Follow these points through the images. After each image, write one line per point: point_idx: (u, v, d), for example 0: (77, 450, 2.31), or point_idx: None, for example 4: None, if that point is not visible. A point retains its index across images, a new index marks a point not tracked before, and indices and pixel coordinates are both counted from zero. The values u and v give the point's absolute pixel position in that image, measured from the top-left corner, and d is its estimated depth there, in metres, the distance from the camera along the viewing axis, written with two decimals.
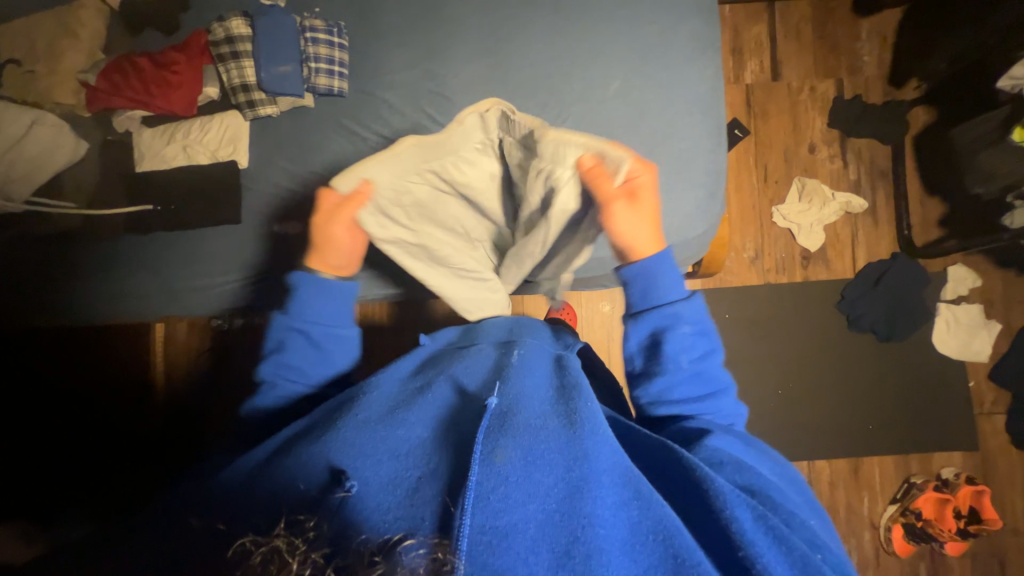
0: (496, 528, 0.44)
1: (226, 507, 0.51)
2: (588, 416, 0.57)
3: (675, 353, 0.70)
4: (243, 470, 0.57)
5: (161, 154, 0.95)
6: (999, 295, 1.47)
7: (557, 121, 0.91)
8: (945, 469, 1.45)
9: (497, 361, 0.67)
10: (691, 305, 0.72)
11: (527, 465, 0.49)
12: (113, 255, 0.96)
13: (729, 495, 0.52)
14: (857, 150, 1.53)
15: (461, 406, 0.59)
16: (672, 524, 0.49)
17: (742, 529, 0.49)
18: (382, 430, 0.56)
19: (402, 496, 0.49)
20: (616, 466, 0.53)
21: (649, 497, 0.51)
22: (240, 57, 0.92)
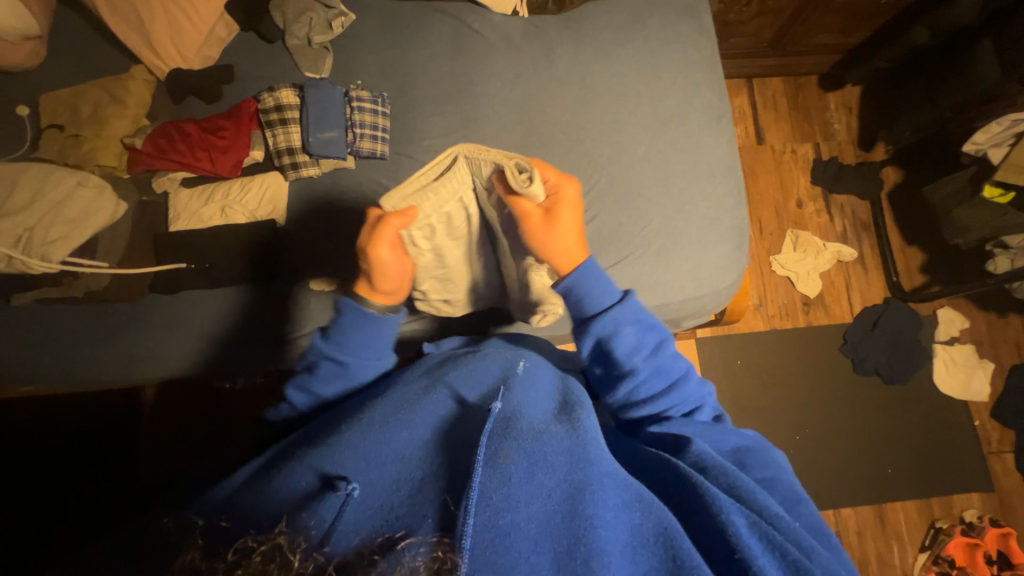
0: (500, 527, 0.43)
1: (220, 509, 0.47)
2: (589, 427, 0.57)
3: (624, 355, 0.68)
4: (238, 482, 0.54)
5: (197, 214, 0.96)
6: (987, 336, 1.57)
7: (590, 181, 0.97)
8: (966, 512, 1.45)
9: (503, 370, 0.65)
10: (625, 309, 0.68)
11: (530, 467, 0.48)
12: (139, 314, 0.94)
13: (724, 501, 0.49)
14: (840, 205, 1.67)
15: (464, 412, 0.58)
16: (668, 525, 0.47)
17: (739, 533, 0.46)
18: (383, 431, 0.54)
19: (404, 498, 0.47)
20: (615, 471, 0.52)
21: (650, 500, 0.50)
22: (288, 123, 0.97)
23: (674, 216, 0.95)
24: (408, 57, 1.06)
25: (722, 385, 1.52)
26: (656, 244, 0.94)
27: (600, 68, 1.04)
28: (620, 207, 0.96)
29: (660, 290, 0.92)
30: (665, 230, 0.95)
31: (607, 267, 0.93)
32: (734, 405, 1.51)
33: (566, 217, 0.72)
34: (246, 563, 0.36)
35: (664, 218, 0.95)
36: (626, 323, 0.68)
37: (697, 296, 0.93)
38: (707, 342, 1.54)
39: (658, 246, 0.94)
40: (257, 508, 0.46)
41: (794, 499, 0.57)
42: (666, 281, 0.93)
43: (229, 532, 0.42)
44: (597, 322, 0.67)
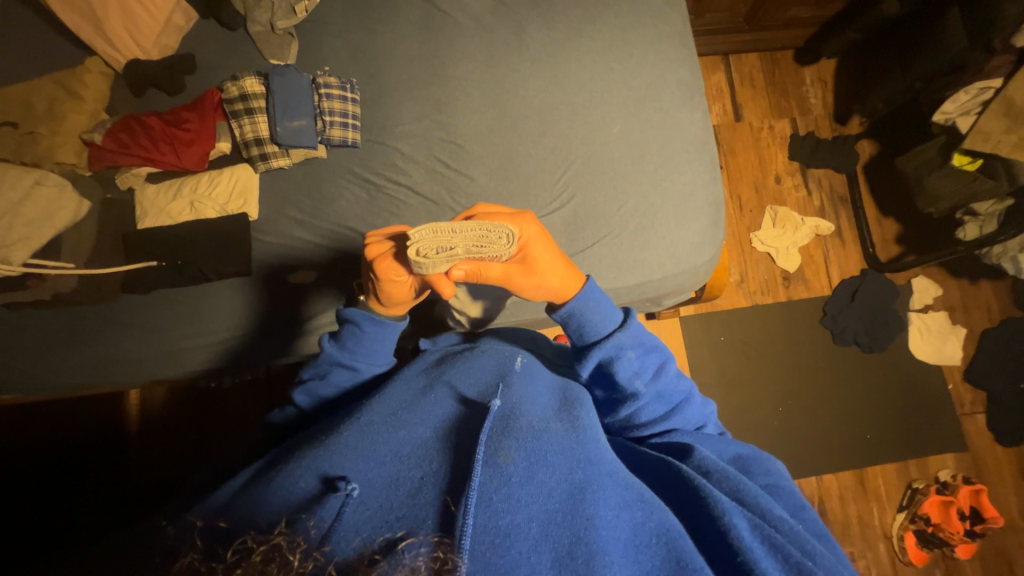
0: (499, 528, 0.43)
1: (228, 510, 0.46)
2: (588, 426, 0.58)
3: (627, 379, 0.63)
4: (239, 483, 0.53)
5: (165, 210, 0.93)
6: (959, 302, 1.61)
7: (565, 163, 0.97)
8: (942, 472, 1.51)
9: (500, 367, 0.65)
10: (628, 333, 0.64)
11: (531, 466, 0.48)
12: (110, 315, 0.92)
13: (726, 504, 0.49)
14: (817, 179, 1.69)
15: (464, 411, 0.57)
16: (672, 526, 0.49)
17: (740, 535, 0.47)
18: (383, 431, 0.54)
19: (402, 499, 0.47)
20: (615, 471, 0.52)
21: (652, 502, 0.51)
22: (254, 113, 0.95)
23: (651, 194, 0.95)
24: (375, 40, 1.03)
25: (706, 361, 1.54)
26: (633, 223, 0.94)
27: (573, 46, 1.02)
28: (596, 187, 0.95)
29: (639, 269, 0.93)
30: (641, 208, 0.95)
31: (585, 248, 0.93)
32: (718, 381, 1.53)
33: (541, 253, 0.62)
34: (247, 562, 0.35)
35: (641, 196, 0.95)
36: (626, 347, 0.63)
37: (676, 273, 0.94)
38: (690, 320, 1.56)
39: (636, 225, 0.94)
40: (260, 507, 0.46)
41: (797, 505, 0.57)
42: (644, 260, 0.93)
43: (226, 532, 0.42)
44: (599, 348, 0.63)
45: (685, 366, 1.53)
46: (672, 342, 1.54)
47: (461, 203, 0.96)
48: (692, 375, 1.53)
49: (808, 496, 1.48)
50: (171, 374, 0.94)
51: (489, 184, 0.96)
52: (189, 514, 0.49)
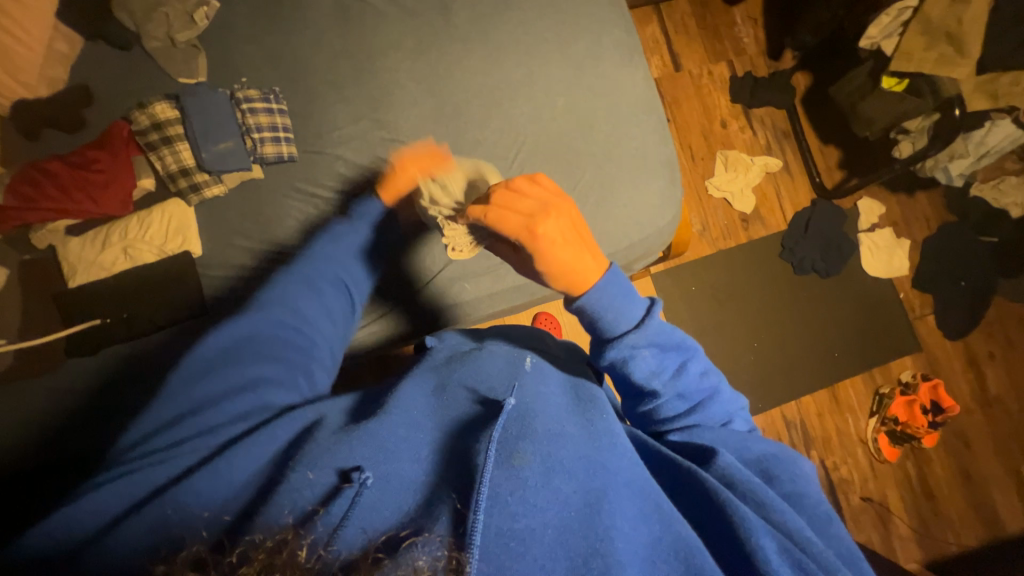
0: (513, 531, 0.43)
1: (236, 509, 0.45)
2: (612, 429, 0.57)
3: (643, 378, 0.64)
4: (234, 453, 0.50)
5: (96, 262, 0.85)
6: (901, 216, 1.72)
7: (516, 144, 0.94)
8: (903, 374, 1.64)
9: (515, 367, 0.63)
10: (643, 333, 0.63)
11: (545, 472, 0.48)
12: (52, 385, 0.82)
13: (747, 519, 0.51)
14: (760, 118, 1.73)
15: (478, 410, 0.56)
16: (697, 541, 0.49)
17: (763, 552, 0.49)
18: (391, 426, 0.52)
19: (414, 502, 0.45)
20: (637, 482, 0.53)
21: (677, 518, 0.51)
22: (173, 141, 0.87)
23: (606, 163, 0.94)
24: (291, 41, 0.95)
25: (681, 312, 1.59)
26: (594, 195, 0.93)
27: (503, 21, 0.98)
28: (551, 165, 0.94)
29: (607, 241, 0.93)
30: (599, 179, 0.94)
31: None
32: (695, 328, 1.59)
33: (555, 248, 0.60)
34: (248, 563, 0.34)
35: (597, 168, 0.94)
36: (643, 352, 0.63)
37: (643, 238, 0.94)
38: (661, 276, 1.60)
39: (597, 197, 0.93)
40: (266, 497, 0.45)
41: (822, 517, 0.58)
42: (611, 231, 0.93)
43: (230, 537, 0.41)
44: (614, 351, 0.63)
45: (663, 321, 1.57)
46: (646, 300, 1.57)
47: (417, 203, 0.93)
48: None
49: (791, 419, 1.58)
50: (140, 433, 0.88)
51: None
52: (181, 492, 0.47)
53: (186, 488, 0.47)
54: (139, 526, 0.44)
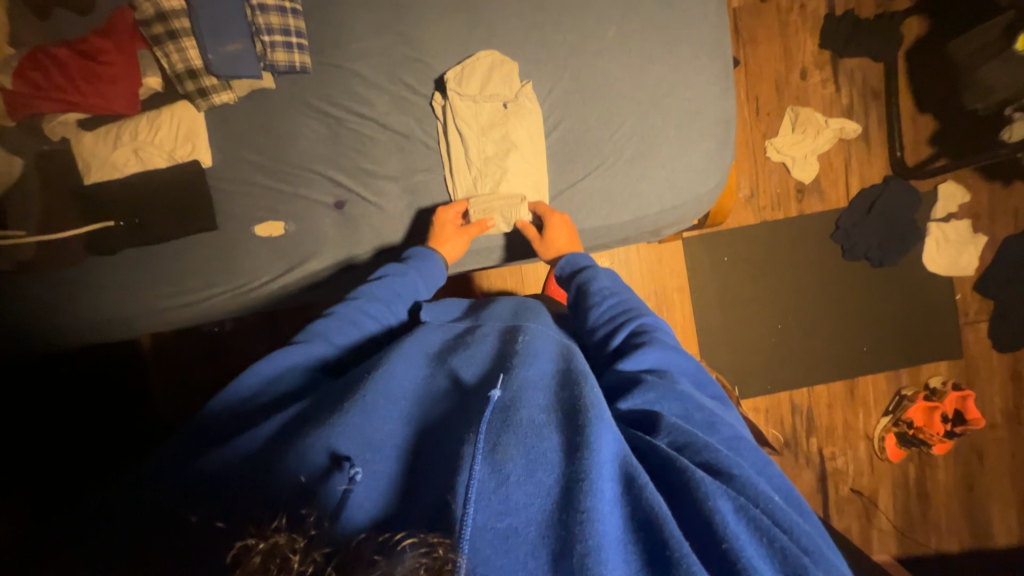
0: (499, 530, 0.40)
1: (228, 498, 0.44)
2: (594, 401, 0.51)
3: (602, 297, 0.72)
4: (233, 440, 0.51)
5: (109, 161, 0.84)
6: (986, 209, 1.50)
7: (551, 80, 0.83)
8: (933, 379, 1.54)
9: (501, 354, 0.60)
10: (606, 271, 0.78)
11: (529, 464, 0.45)
12: (83, 278, 0.87)
13: (709, 484, 0.44)
14: (849, 72, 1.48)
15: (465, 402, 0.53)
16: (658, 507, 0.43)
17: (724, 520, 0.42)
18: (374, 415, 0.51)
19: (399, 496, 0.45)
20: (611, 453, 0.46)
21: (642, 485, 0.44)
22: (179, 37, 0.80)
23: (651, 113, 0.82)
24: None
25: (707, 282, 1.50)
26: (630, 149, 0.83)
27: None
28: (588, 108, 0.83)
29: (635, 204, 0.84)
30: (640, 131, 0.83)
31: (577, 182, 0.84)
32: (718, 301, 1.51)
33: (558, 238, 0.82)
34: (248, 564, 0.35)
35: (639, 117, 0.82)
36: (600, 275, 0.76)
37: (677, 206, 0.85)
38: (693, 240, 1.49)
39: (633, 152, 0.83)
40: (260, 477, 0.45)
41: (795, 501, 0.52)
42: (642, 192, 0.84)
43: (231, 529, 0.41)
44: (580, 276, 0.77)
45: (685, 288, 1.49)
46: (672, 265, 1.48)
47: (435, 137, 0.86)
48: (691, 298, 1.50)
49: (797, 405, 1.54)
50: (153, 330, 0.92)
51: (466, 110, 0.82)
52: (185, 483, 0.47)
53: (189, 476, 0.48)
54: (143, 508, 0.46)
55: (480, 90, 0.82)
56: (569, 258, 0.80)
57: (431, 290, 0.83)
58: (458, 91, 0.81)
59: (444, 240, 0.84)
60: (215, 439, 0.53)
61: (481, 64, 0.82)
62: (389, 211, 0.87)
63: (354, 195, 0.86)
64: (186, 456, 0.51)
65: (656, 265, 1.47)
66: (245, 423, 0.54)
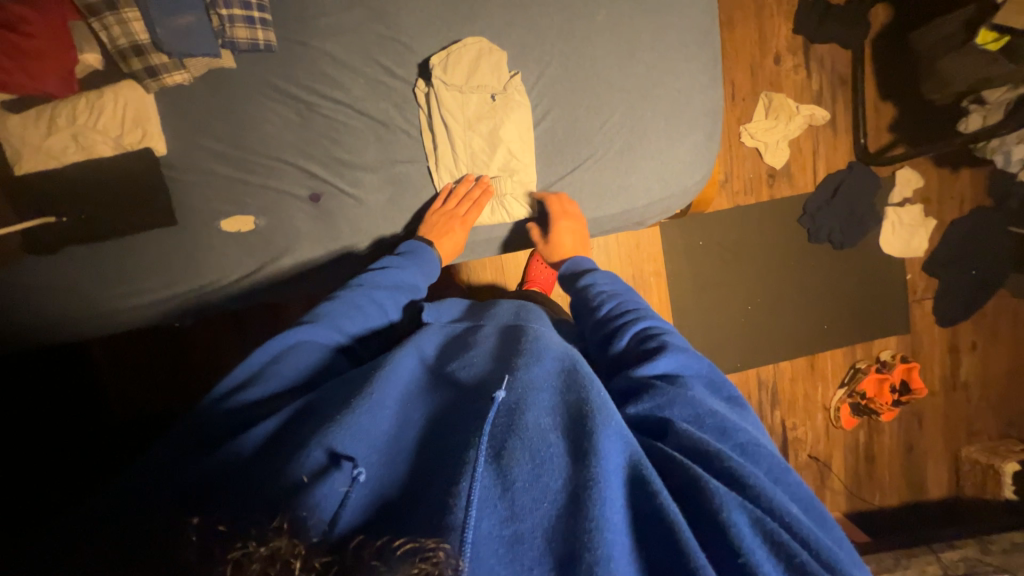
0: (506, 537, 0.38)
1: (213, 496, 0.40)
2: (601, 405, 0.47)
3: (603, 300, 0.71)
4: (230, 443, 0.47)
5: (42, 148, 0.74)
6: (936, 193, 1.60)
7: (538, 66, 0.80)
8: (883, 352, 1.67)
9: (506, 352, 0.58)
10: (608, 275, 0.77)
11: (536, 466, 0.42)
12: (23, 281, 0.78)
13: (725, 496, 0.42)
14: (819, 58, 1.51)
15: (467, 400, 0.51)
16: (676, 516, 0.40)
17: (741, 535, 0.39)
18: (376, 419, 0.48)
19: (396, 499, 0.41)
20: (619, 454, 0.44)
21: (658, 491, 0.42)
22: (119, 6, 0.70)
23: (639, 103, 0.81)
24: None
25: (682, 266, 1.53)
26: (619, 141, 0.81)
27: None
28: (576, 98, 0.80)
29: (623, 197, 0.83)
30: (629, 122, 0.81)
31: (565, 175, 0.82)
32: (693, 284, 1.55)
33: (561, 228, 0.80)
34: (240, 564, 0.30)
35: (627, 108, 0.81)
36: (600, 279, 0.75)
37: (663, 198, 0.85)
38: (670, 225, 1.51)
39: (622, 144, 0.81)
40: (248, 479, 0.42)
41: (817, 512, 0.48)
42: (630, 185, 0.83)
43: (220, 522, 0.36)
44: (581, 280, 0.76)
45: (662, 273, 1.52)
46: (650, 250, 1.50)
47: (416, 126, 0.81)
48: (668, 282, 1.53)
49: (764, 380, 1.63)
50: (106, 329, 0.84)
51: (450, 94, 0.78)
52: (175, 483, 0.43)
53: (179, 484, 0.43)
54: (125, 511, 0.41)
55: (467, 80, 0.78)
56: (571, 263, 0.79)
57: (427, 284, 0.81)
58: (438, 68, 0.77)
59: (444, 233, 0.81)
60: (208, 442, 0.49)
61: (467, 51, 0.77)
62: (370, 205, 0.82)
63: (330, 187, 0.81)
64: (175, 459, 0.47)
65: (634, 250, 1.48)
66: (239, 422, 0.51)
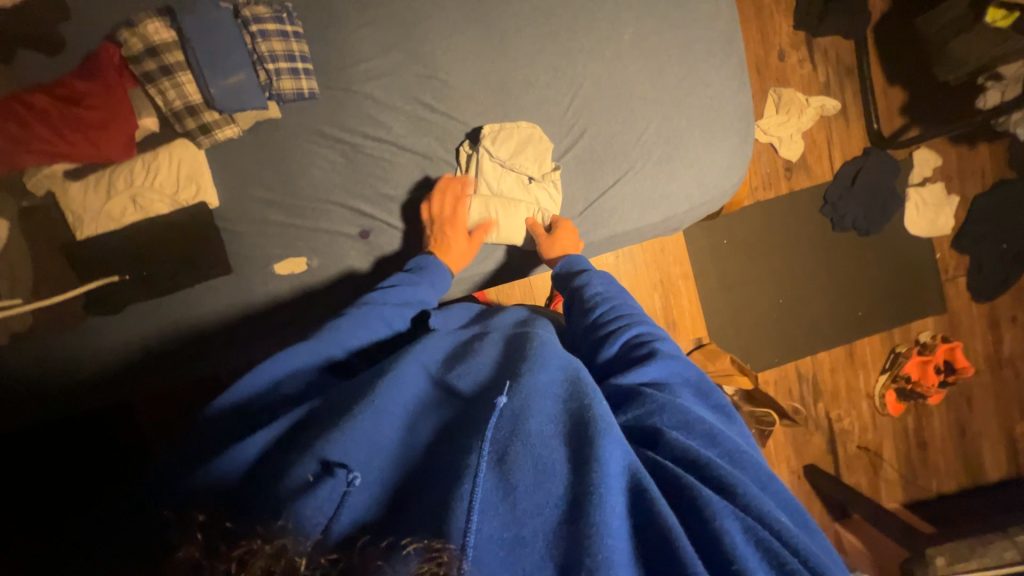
0: (506, 540, 0.36)
1: (213, 508, 0.38)
2: (601, 414, 0.45)
3: (598, 299, 0.68)
4: (223, 457, 0.43)
5: (104, 212, 0.76)
6: (955, 171, 1.60)
7: (573, 88, 0.82)
8: (922, 334, 1.64)
9: (507, 359, 0.55)
10: (601, 275, 0.73)
11: (537, 473, 0.40)
12: (88, 342, 0.80)
13: (718, 505, 0.40)
14: (823, 50, 1.54)
15: (469, 410, 0.48)
16: (672, 523, 0.38)
17: (735, 542, 0.38)
18: (376, 423, 0.45)
19: (396, 504, 0.39)
20: (620, 463, 0.42)
21: (654, 499, 0.40)
22: (175, 72, 0.75)
23: (673, 114, 0.83)
24: None
25: (709, 266, 1.53)
26: (656, 152, 0.83)
27: None
28: (612, 114, 0.82)
29: (665, 205, 0.84)
30: (665, 133, 0.83)
31: (606, 189, 0.83)
32: (722, 283, 1.54)
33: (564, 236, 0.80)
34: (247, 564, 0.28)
35: (662, 120, 0.83)
36: (595, 279, 0.72)
37: (704, 202, 0.86)
38: (693, 226, 1.52)
39: (660, 154, 0.83)
40: (244, 497, 0.38)
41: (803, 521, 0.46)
42: (671, 193, 0.84)
43: (223, 526, 0.34)
44: (575, 279, 0.74)
45: (690, 274, 1.51)
46: (675, 254, 1.50)
47: (459, 156, 0.83)
48: (696, 283, 1.52)
49: (803, 373, 1.61)
50: (134, 359, 0.82)
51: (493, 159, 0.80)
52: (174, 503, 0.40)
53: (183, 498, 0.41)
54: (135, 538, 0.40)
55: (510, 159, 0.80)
56: (567, 261, 0.76)
57: (439, 300, 0.76)
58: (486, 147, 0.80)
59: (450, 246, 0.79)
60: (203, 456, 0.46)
61: (518, 133, 0.81)
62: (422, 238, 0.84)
63: (379, 223, 0.83)
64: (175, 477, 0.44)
65: (660, 255, 1.48)
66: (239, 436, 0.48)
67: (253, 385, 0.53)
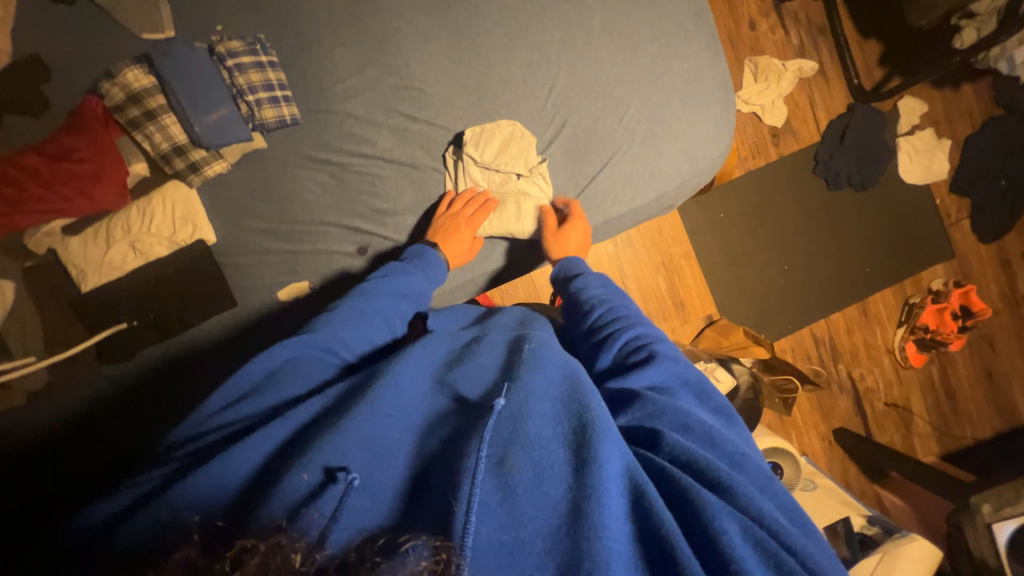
0: (504, 543, 0.37)
1: (212, 511, 0.37)
2: (600, 414, 0.44)
3: (593, 303, 0.68)
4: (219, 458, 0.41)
5: (105, 262, 0.77)
6: (943, 115, 1.59)
7: (550, 80, 0.83)
8: (934, 282, 1.62)
9: (507, 359, 0.55)
10: (597, 279, 0.73)
11: (536, 476, 0.40)
12: (102, 393, 0.80)
13: (716, 505, 0.40)
14: (793, 14, 1.54)
15: (468, 413, 0.47)
16: (670, 525, 0.38)
17: (732, 543, 0.38)
18: (377, 423, 0.44)
19: (398, 508, 0.38)
20: (619, 465, 0.41)
21: (652, 501, 0.39)
22: (158, 116, 0.76)
23: (652, 92, 0.83)
24: None
25: (710, 242, 1.52)
26: (641, 131, 0.83)
27: None
28: (592, 100, 0.83)
29: (656, 182, 0.84)
30: (647, 111, 0.83)
31: (596, 174, 0.83)
32: (724, 257, 1.53)
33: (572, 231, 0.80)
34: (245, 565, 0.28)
35: (642, 99, 0.83)
36: (592, 283, 0.71)
37: (695, 175, 0.86)
38: (687, 205, 1.51)
39: (644, 133, 0.83)
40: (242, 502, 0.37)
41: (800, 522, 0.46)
42: (661, 170, 0.84)
43: (223, 532, 0.34)
44: (573, 283, 0.73)
45: (691, 253, 1.51)
46: (674, 234, 1.49)
47: (447, 160, 0.83)
48: (699, 260, 1.51)
49: (819, 337, 1.59)
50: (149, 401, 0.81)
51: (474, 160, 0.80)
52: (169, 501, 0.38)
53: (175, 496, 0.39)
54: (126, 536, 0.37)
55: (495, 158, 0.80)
56: (563, 265, 0.77)
57: (434, 291, 0.77)
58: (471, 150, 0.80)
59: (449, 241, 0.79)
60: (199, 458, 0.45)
61: (501, 132, 0.81)
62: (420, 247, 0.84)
63: (375, 238, 0.83)
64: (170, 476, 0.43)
65: (658, 238, 1.48)
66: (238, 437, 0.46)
67: (251, 378, 0.52)
